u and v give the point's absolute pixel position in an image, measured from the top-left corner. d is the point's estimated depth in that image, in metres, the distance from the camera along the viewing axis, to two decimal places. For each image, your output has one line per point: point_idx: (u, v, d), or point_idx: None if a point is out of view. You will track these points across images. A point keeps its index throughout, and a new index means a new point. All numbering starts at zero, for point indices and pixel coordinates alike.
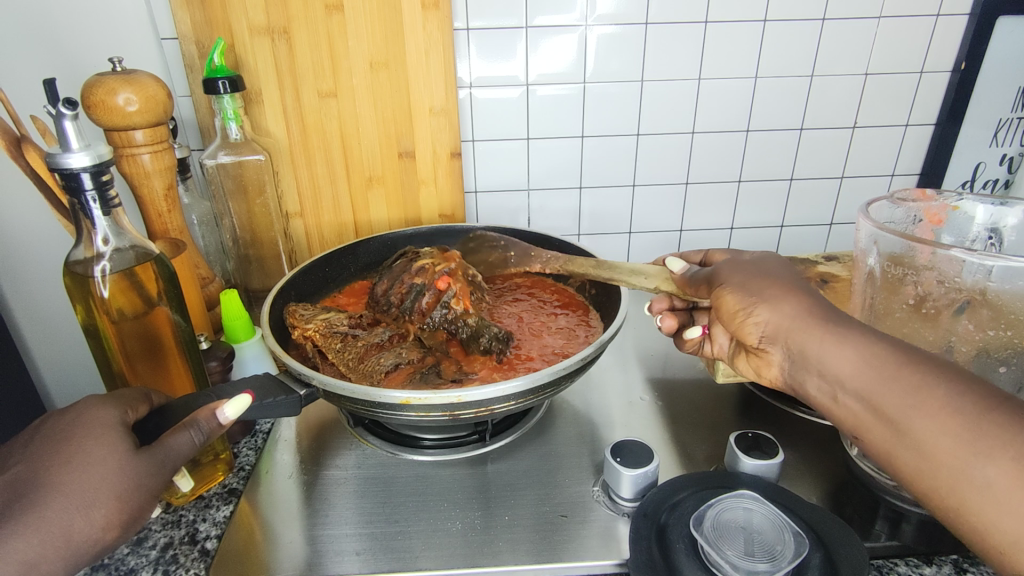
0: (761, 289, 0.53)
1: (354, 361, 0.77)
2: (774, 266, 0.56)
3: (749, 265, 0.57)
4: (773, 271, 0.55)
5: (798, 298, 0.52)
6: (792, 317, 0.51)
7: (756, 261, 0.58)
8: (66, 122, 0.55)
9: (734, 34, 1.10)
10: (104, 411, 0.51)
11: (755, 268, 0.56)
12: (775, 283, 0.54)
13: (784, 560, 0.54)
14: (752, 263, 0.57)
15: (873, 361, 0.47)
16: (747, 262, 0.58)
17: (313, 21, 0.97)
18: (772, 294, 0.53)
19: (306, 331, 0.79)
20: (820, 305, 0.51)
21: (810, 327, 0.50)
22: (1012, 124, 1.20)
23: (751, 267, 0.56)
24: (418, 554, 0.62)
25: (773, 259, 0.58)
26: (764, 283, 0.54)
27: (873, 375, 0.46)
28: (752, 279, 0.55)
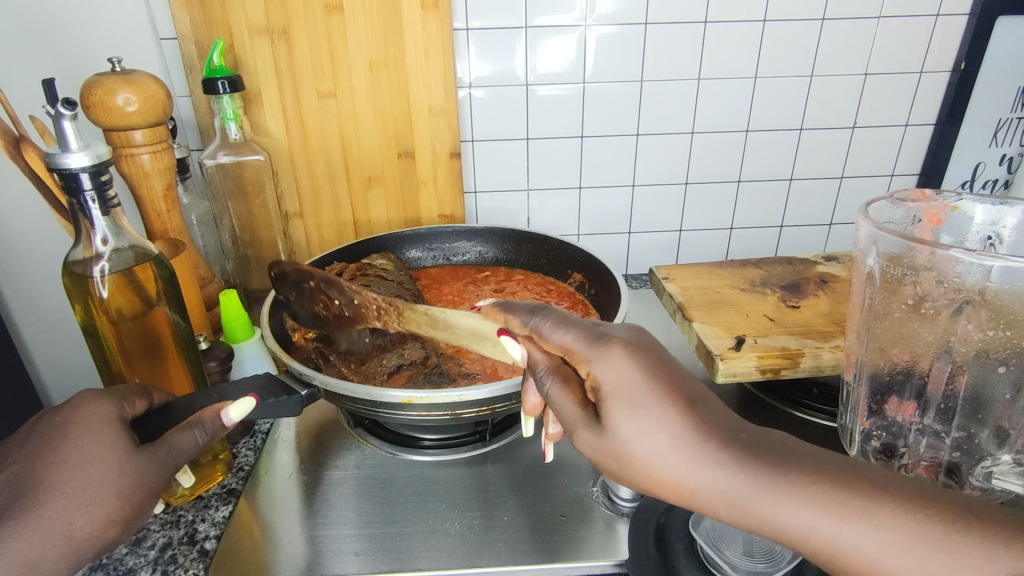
0: (660, 468, 0.40)
1: (356, 364, 0.79)
2: (663, 396, 0.41)
3: (632, 417, 0.41)
4: (661, 428, 0.40)
5: (708, 452, 0.40)
6: (710, 485, 0.40)
7: (629, 402, 0.41)
8: (65, 122, 0.55)
9: (734, 34, 1.09)
10: (101, 406, 0.50)
11: (640, 428, 0.40)
12: (671, 450, 0.40)
13: (783, 561, 0.55)
14: (631, 410, 0.41)
15: (800, 501, 0.38)
16: (625, 414, 0.41)
17: (312, 21, 0.97)
18: (680, 468, 0.40)
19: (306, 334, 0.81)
20: (727, 449, 0.40)
21: (733, 489, 0.39)
22: (1013, 124, 1.19)
23: (639, 426, 0.41)
24: (418, 554, 0.62)
25: (643, 385, 0.41)
26: (665, 458, 0.40)
27: (806, 517, 0.38)
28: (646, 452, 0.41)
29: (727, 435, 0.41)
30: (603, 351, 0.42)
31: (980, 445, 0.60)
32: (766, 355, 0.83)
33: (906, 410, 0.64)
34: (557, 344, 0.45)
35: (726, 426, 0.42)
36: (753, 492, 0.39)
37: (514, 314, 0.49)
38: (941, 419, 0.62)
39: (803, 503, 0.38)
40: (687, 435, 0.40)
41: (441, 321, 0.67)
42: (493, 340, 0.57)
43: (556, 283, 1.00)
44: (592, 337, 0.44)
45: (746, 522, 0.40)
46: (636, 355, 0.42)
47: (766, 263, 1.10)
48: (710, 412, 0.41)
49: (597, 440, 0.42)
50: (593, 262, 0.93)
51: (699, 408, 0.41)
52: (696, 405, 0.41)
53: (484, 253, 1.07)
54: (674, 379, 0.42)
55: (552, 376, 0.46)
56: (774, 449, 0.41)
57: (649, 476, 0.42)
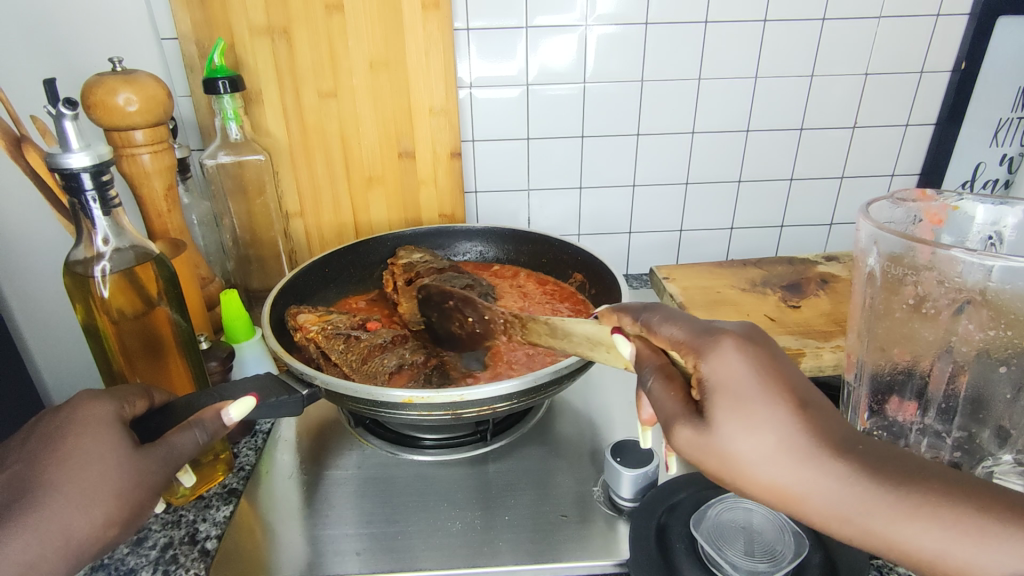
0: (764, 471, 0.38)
1: (356, 362, 0.78)
2: (774, 395, 0.38)
3: (735, 414, 0.38)
4: (772, 427, 0.38)
5: (818, 460, 0.37)
6: (819, 496, 0.37)
7: (736, 398, 0.38)
8: (66, 122, 0.55)
9: (734, 34, 1.09)
10: (101, 406, 0.50)
11: (749, 425, 0.38)
12: (779, 454, 0.38)
13: (784, 561, 0.54)
14: (735, 406, 0.38)
15: (925, 523, 0.36)
16: (728, 410, 0.39)
17: (313, 21, 0.97)
18: (786, 474, 0.38)
19: (308, 333, 0.80)
20: (842, 458, 0.37)
21: (847, 502, 0.37)
22: (1012, 124, 1.19)
23: (743, 423, 0.38)
24: (418, 554, 0.62)
25: (753, 381, 0.38)
26: (771, 460, 0.38)
27: (931, 540, 0.36)
28: (748, 454, 0.38)
29: (843, 443, 0.38)
30: (711, 343, 0.40)
31: (981, 445, 0.61)
32: None
33: (907, 410, 0.65)
34: (665, 337, 0.44)
35: (841, 433, 0.39)
36: (867, 505, 0.37)
37: (626, 315, 0.49)
38: (941, 419, 0.62)
39: (924, 522, 0.36)
40: (796, 438, 0.38)
41: (561, 330, 0.58)
42: (608, 346, 0.53)
43: (556, 282, 1.01)
44: (700, 332, 0.42)
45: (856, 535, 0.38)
46: (748, 351, 0.39)
47: (767, 263, 1.10)
48: (825, 418, 0.39)
49: (697, 438, 0.39)
50: (592, 262, 0.93)
51: (814, 411, 0.38)
52: (812, 411, 0.38)
53: (484, 253, 1.07)
54: (789, 380, 0.39)
55: (653, 375, 0.44)
56: (894, 460, 0.38)
57: (750, 481, 0.39)
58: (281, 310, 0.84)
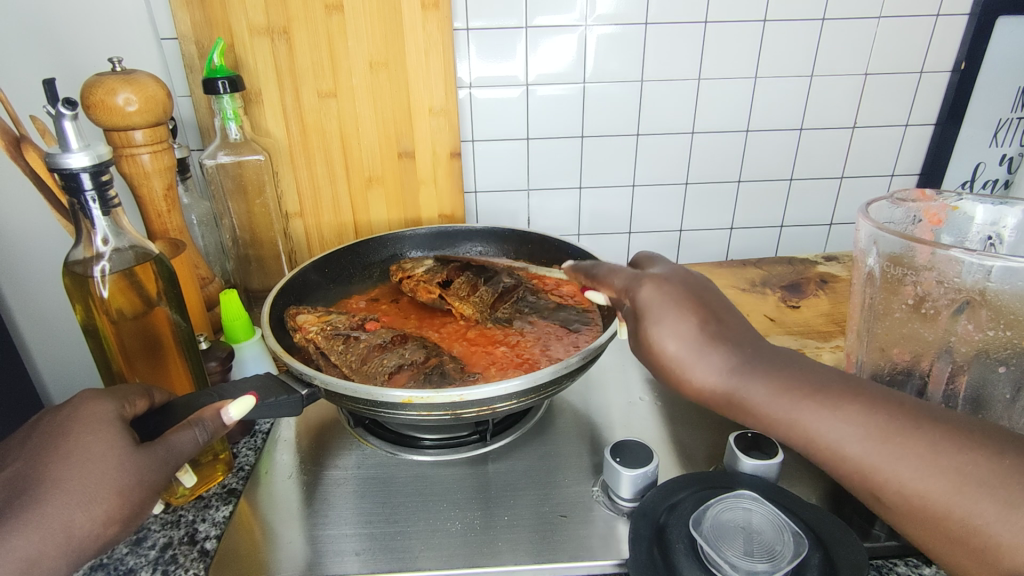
0: (681, 364, 0.49)
1: (356, 363, 0.78)
2: (683, 307, 0.50)
3: (660, 321, 0.49)
4: (682, 333, 0.49)
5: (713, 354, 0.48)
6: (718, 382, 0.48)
7: (658, 311, 0.50)
8: (66, 122, 0.55)
9: (734, 34, 1.10)
10: (102, 405, 0.50)
11: (669, 330, 0.49)
12: (686, 350, 0.49)
13: (784, 560, 0.54)
14: (660, 317, 0.50)
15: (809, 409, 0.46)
16: (656, 320, 0.50)
17: (313, 22, 0.97)
18: (694, 368, 0.49)
19: (308, 334, 0.80)
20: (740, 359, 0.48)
21: (748, 390, 0.48)
22: (1013, 124, 1.20)
23: (665, 329, 0.49)
24: (418, 554, 0.62)
25: (667, 301, 0.50)
26: (685, 355, 0.49)
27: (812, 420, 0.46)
28: (672, 350, 0.49)
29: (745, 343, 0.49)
30: (642, 280, 0.53)
31: None
32: None
33: None
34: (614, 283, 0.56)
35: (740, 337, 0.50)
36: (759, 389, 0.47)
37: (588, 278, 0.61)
38: None
39: (808, 404, 0.46)
40: (697, 339, 0.49)
41: None
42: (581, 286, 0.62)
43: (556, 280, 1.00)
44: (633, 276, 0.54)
45: (757, 420, 0.49)
46: (666, 283, 0.52)
47: (767, 263, 1.10)
48: (730, 326, 0.50)
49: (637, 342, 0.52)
50: None
51: (716, 324, 0.49)
52: (714, 323, 0.50)
53: (484, 253, 1.07)
54: (702, 296, 0.51)
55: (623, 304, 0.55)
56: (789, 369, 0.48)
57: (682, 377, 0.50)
58: (281, 310, 0.83)
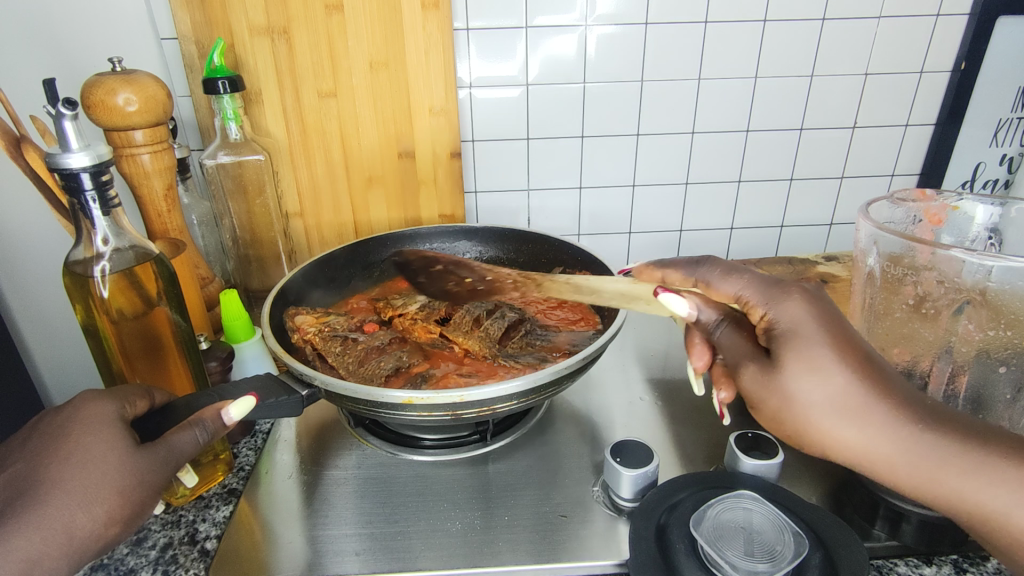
0: (824, 417, 0.43)
1: (353, 365, 0.79)
2: (837, 347, 0.43)
3: (804, 358, 0.43)
4: (828, 379, 0.43)
5: (874, 412, 0.42)
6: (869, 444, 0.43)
7: (805, 347, 0.43)
8: (66, 122, 0.55)
9: (734, 35, 1.09)
10: (103, 406, 0.50)
11: (813, 373, 0.43)
12: (837, 401, 0.43)
13: (784, 561, 0.54)
14: (803, 354, 0.43)
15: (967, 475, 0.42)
16: (797, 357, 0.43)
17: (313, 21, 0.97)
18: (842, 422, 0.43)
19: (306, 335, 0.80)
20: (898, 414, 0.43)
21: (900, 453, 0.43)
22: (1013, 124, 1.19)
23: (808, 368, 0.43)
24: (418, 554, 0.62)
25: (815, 334, 0.44)
26: (829, 406, 0.43)
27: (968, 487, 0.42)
28: (812, 398, 0.43)
29: (906, 397, 0.43)
30: (782, 295, 0.47)
31: None
32: None
33: None
34: (730, 291, 0.51)
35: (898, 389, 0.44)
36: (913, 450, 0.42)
37: (675, 272, 0.56)
38: None
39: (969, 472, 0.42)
40: (853, 389, 0.42)
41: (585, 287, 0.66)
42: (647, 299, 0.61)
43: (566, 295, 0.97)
44: (768, 286, 0.49)
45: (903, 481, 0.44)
46: (812, 306, 0.45)
47: (767, 263, 1.10)
48: (885, 373, 0.44)
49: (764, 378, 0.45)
50: (592, 263, 0.93)
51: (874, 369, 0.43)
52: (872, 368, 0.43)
53: (484, 253, 1.07)
54: (851, 332, 0.44)
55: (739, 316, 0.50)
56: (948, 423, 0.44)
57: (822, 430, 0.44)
58: (281, 313, 0.83)
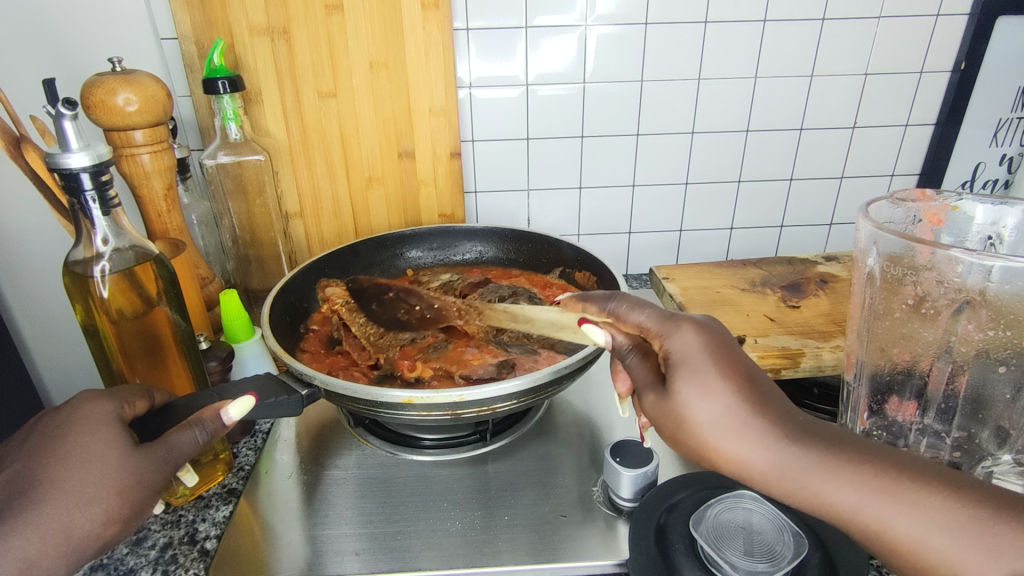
0: (713, 435, 0.42)
1: (375, 336, 0.84)
2: (723, 365, 0.43)
3: (693, 378, 0.43)
4: (714, 397, 0.42)
5: (758, 428, 0.41)
6: (760, 461, 0.41)
7: (692, 367, 0.43)
8: (66, 122, 0.55)
9: (734, 35, 1.10)
10: (101, 405, 0.50)
11: (700, 392, 0.42)
12: (727, 419, 0.42)
13: (784, 560, 0.54)
14: (692, 375, 0.43)
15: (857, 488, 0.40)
16: (686, 379, 0.43)
17: (313, 21, 0.97)
18: (728, 438, 0.42)
19: (333, 305, 0.87)
20: (779, 428, 0.42)
21: (789, 466, 0.41)
22: (1013, 124, 1.19)
23: (697, 388, 0.42)
24: (418, 554, 0.62)
25: (705, 355, 0.43)
26: (718, 424, 0.42)
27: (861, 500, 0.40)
28: (703, 416, 0.42)
29: (790, 417, 0.42)
30: (674, 327, 0.46)
31: (980, 445, 0.61)
32: (767, 355, 0.83)
33: (906, 410, 0.65)
34: (635, 322, 0.49)
35: (784, 408, 0.43)
36: (805, 468, 0.41)
37: (592, 304, 0.55)
38: (941, 419, 0.62)
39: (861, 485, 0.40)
40: (739, 406, 0.42)
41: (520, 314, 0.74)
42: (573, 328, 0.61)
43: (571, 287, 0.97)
44: (665, 318, 0.48)
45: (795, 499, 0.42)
46: (703, 331, 0.45)
47: (767, 263, 1.10)
48: (769, 392, 0.43)
49: (660, 402, 0.44)
50: (592, 263, 0.93)
51: (755, 387, 0.43)
52: (755, 386, 0.43)
53: (484, 253, 1.07)
54: (738, 354, 0.44)
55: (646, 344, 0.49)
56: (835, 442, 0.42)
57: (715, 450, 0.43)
58: (316, 284, 0.93)
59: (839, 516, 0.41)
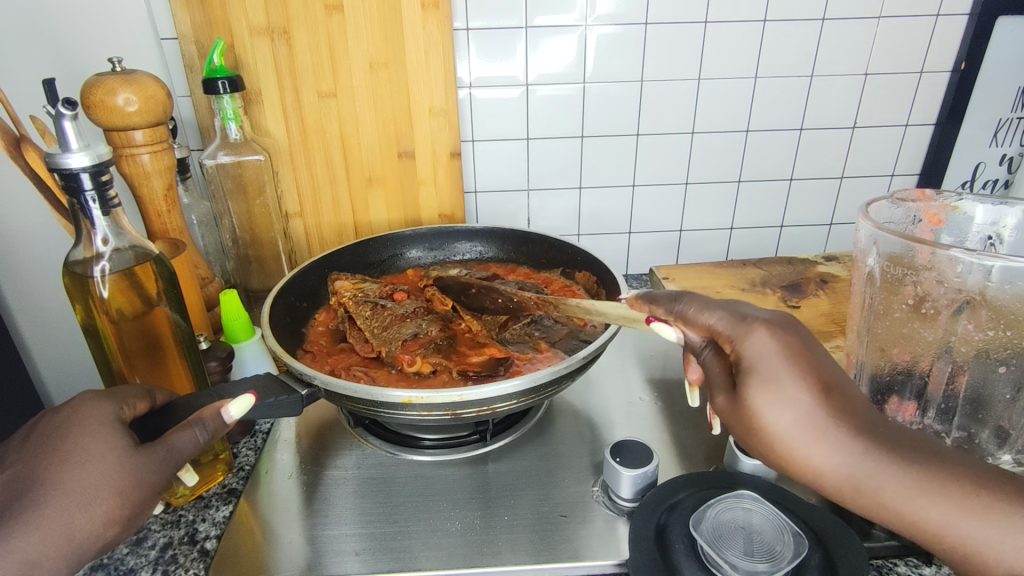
0: (791, 443, 0.42)
1: (378, 329, 0.84)
2: (800, 371, 0.42)
3: (770, 386, 0.42)
4: (792, 405, 0.42)
5: (837, 434, 0.41)
6: (838, 469, 0.41)
7: (768, 374, 0.43)
8: (65, 122, 0.55)
9: (734, 35, 1.10)
10: (101, 407, 0.50)
11: (776, 399, 0.42)
12: (803, 426, 0.42)
13: (784, 560, 0.54)
14: (767, 382, 0.42)
15: (940, 502, 0.40)
16: (760, 385, 0.43)
17: (313, 21, 0.97)
18: (807, 446, 0.42)
19: (341, 298, 0.88)
20: (862, 438, 0.41)
21: (868, 475, 0.41)
22: (1012, 124, 1.19)
23: (774, 397, 0.42)
24: (418, 554, 0.62)
25: (782, 363, 0.43)
26: (794, 432, 0.42)
27: (944, 513, 0.40)
28: (778, 424, 0.42)
29: (873, 424, 0.42)
30: (748, 330, 0.45)
31: (981, 445, 0.60)
32: None
33: (906, 410, 0.64)
34: (705, 323, 0.49)
35: (864, 413, 0.42)
36: (887, 479, 0.41)
37: (658, 302, 0.54)
38: (941, 419, 0.62)
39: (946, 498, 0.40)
40: (818, 413, 0.41)
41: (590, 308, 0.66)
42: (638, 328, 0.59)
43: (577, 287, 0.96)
44: (737, 320, 0.47)
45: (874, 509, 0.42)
46: (778, 334, 0.44)
47: (767, 263, 1.10)
48: (851, 397, 0.42)
49: (732, 404, 0.45)
50: (592, 263, 0.93)
51: (837, 394, 0.42)
52: (836, 392, 0.42)
53: (484, 253, 1.07)
54: (817, 357, 0.43)
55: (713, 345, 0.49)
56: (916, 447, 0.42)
57: (791, 456, 0.43)
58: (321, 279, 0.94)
59: (918, 525, 0.41)
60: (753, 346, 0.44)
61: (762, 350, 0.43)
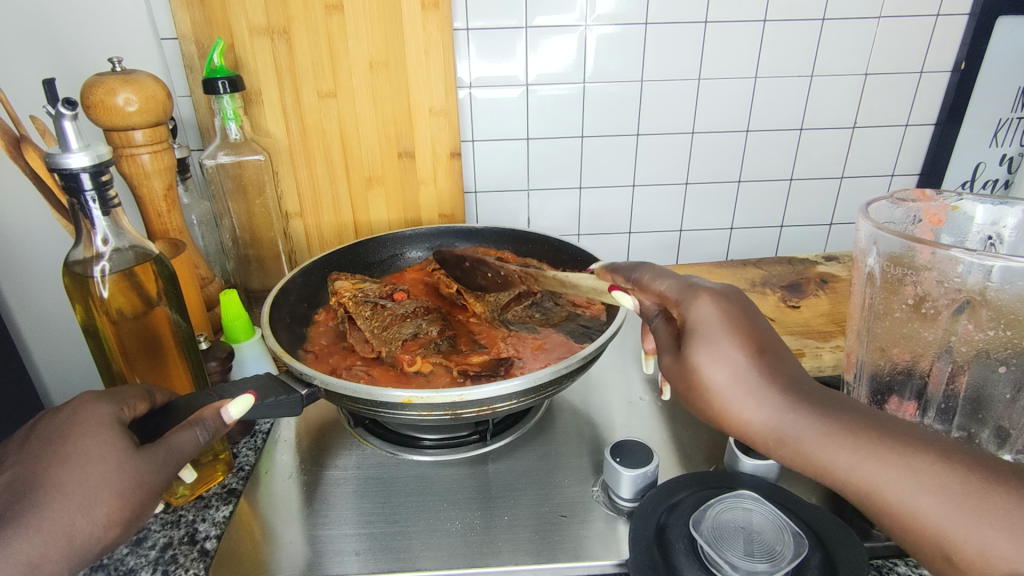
0: (726, 397, 0.44)
1: (378, 329, 0.84)
2: (738, 332, 0.45)
3: (708, 343, 0.44)
4: (726, 362, 0.44)
5: (765, 389, 0.43)
6: (763, 421, 0.44)
7: (706, 333, 0.45)
8: (65, 122, 0.54)
9: (734, 35, 1.09)
10: (101, 408, 0.50)
11: (714, 356, 0.44)
12: (735, 383, 0.44)
13: (784, 560, 0.54)
14: (706, 341, 0.45)
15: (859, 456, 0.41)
16: (700, 344, 0.45)
17: (313, 21, 0.97)
18: (740, 399, 0.44)
19: (341, 298, 0.88)
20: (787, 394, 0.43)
21: (794, 430, 0.43)
22: (1012, 124, 1.19)
23: (713, 355, 0.44)
24: (418, 554, 0.62)
25: (720, 325, 0.45)
26: (727, 387, 0.44)
27: (866, 467, 0.41)
28: (715, 378, 0.44)
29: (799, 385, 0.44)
30: (693, 295, 0.47)
31: (981, 445, 0.61)
32: None
33: (906, 410, 0.64)
34: (658, 291, 0.51)
35: (793, 375, 0.45)
36: (809, 433, 0.42)
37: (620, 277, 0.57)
38: (941, 419, 0.62)
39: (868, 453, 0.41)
40: (749, 371, 0.44)
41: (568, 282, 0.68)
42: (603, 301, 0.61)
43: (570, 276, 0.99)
44: (685, 287, 0.49)
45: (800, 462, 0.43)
46: (721, 300, 0.46)
47: (767, 262, 1.10)
48: (780, 359, 0.45)
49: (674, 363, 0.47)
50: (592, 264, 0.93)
51: (768, 355, 0.45)
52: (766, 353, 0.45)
53: None
54: (757, 322, 0.46)
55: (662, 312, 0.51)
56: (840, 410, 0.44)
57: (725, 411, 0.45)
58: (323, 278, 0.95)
59: (843, 481, 0.42)
60: (699, 308, 0.46)
61: (708, 311, 0.46)
